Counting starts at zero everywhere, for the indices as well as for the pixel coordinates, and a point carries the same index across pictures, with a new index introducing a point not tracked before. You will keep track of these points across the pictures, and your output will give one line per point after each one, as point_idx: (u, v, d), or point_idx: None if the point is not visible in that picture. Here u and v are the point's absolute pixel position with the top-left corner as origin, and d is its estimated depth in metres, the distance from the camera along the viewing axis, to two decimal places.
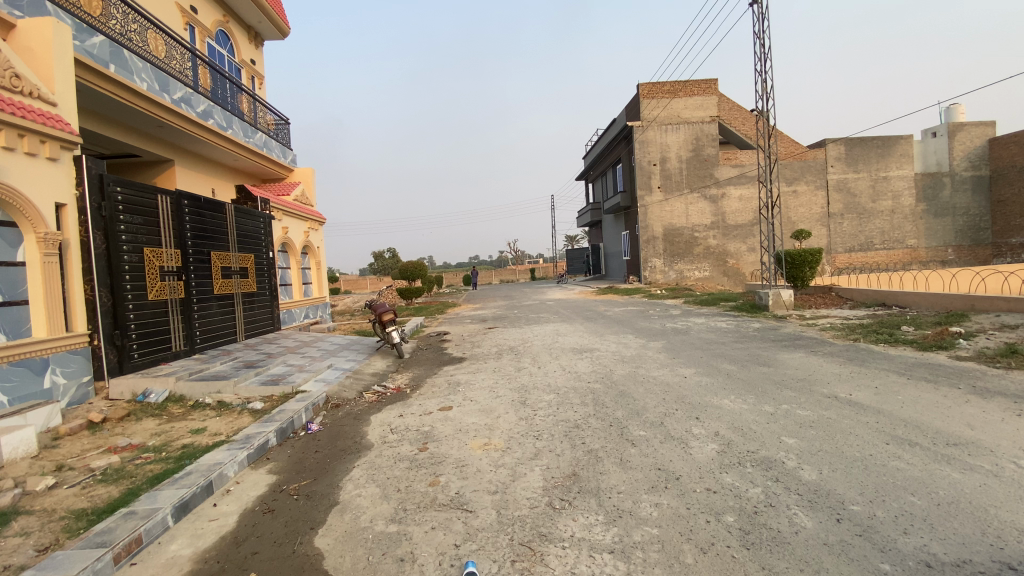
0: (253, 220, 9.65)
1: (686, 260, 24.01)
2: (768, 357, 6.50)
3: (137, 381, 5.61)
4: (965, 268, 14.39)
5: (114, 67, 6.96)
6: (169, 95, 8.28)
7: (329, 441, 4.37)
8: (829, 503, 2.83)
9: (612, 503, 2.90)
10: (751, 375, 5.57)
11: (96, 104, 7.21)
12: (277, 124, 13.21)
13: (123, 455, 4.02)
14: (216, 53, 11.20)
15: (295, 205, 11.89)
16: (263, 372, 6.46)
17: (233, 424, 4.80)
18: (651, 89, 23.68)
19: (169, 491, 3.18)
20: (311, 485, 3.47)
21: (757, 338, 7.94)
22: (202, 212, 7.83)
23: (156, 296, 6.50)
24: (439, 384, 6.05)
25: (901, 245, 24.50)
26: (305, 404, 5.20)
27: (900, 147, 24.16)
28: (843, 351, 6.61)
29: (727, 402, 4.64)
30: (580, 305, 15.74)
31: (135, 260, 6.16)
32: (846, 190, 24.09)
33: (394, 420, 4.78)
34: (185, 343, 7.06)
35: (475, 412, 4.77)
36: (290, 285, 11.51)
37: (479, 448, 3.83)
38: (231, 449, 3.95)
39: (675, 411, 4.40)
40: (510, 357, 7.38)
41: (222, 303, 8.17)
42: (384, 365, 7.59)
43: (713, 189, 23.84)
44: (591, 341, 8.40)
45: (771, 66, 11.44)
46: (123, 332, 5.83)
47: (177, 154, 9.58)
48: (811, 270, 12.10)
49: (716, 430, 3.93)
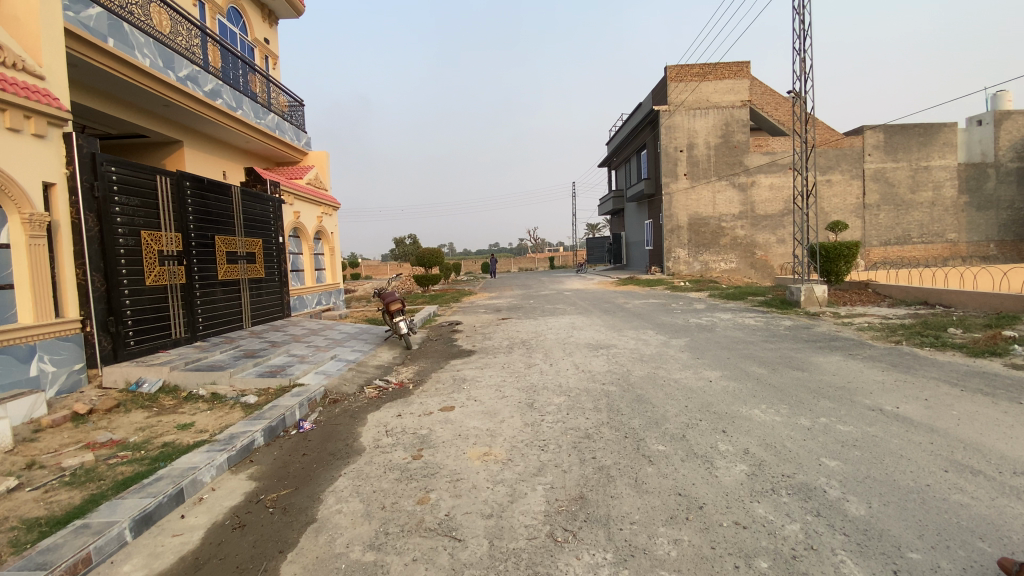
0: (263, 203, 9.43)
1: (711, 251, 23.22)
2: (801, 360, 5.94)
3: (131, 369, 5.39)
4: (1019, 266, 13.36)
5: (112, 41, 6.77)
6: (175, 73, 8.05)
7: (320, 444, 4.04)
8: (883, 549, 2.36)
9: (622, 537, 2.49)
10: (783, 382, 5.05)
11: (97, 80, 7.03)
12: (292, 105, 12.96)
13: (100, 453, 3.77)
14: (228, 31, 10.98)
15: (308, 188, 11.62)
16: (263, 363, 6.21)
17: (221, 419, 4.51)
18: (679, 72, 22.75)
19: (132, 501, 2.91)
20: (290, 496, 3.14)
21: (788, 338, 7.36)
22: (205, 195, 7.58)
23: (154, 281, 6.28)
24: (444, 380, 5.68)
25: (941, 239, 23.20)
26: (300, 399, 4.87)
27: (943, 135, 22.78)
28: (885, 356, 5.99)
29: (757, 413, 4.16)
30: (598, 297, 15.20)
31: (131, 243, 5.93)
32: (884, 180, 22.86)
33: (392, 420, 4.42)
34: (186, 330, 6.85)
35: (478, 414, 4.39)
36: (302, 271, 11.29)
37: (479, 460, 3.44)
38: (210, 450, 3.65)
39: (699, 423, 3.95)
40: (522, 352, 6.98)
41: (227, 289, 7.95)
42: (390, 356, 7.26)
43: (742, 177, 22.89)
44: (608, 336, 7.92)
45: (810, 44, 10.65)
46: (118, 319, 5.62)
47: (185, 135, 9.37)
48: (847, 265, 11.31)
49: (745, 448, 3.48)
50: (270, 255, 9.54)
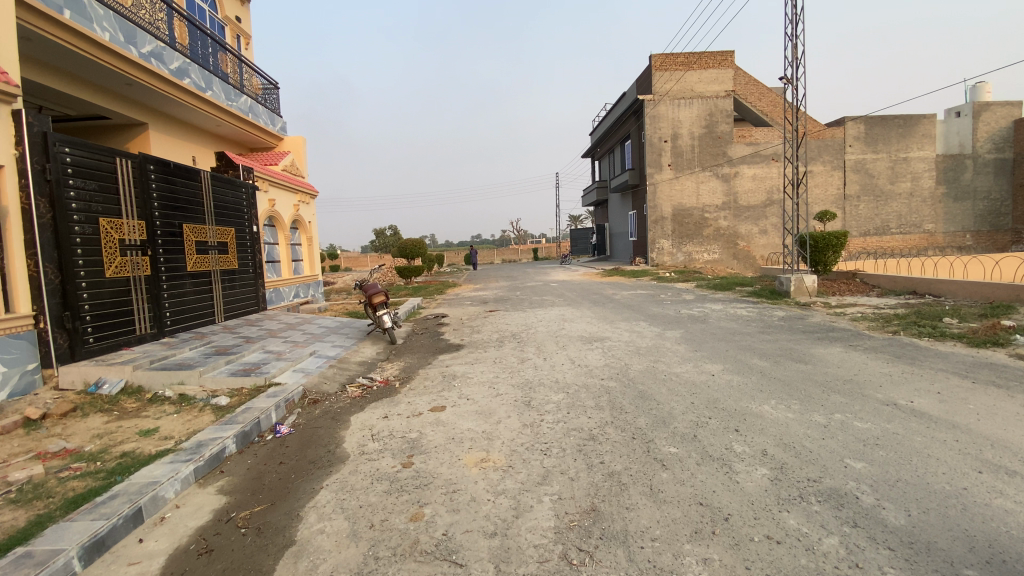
0: (235, 190, 8.90)
1: (695, 242, 23.21)
2: (802, 352, 5.75)
3: (91, 369, 4.92)
4: (1010, 257, 13.39)
5: (69, 12, 6.17)
6: (137, 49, 7.46)
7: (299, 450, 3.68)
8: (936, 565, 2.12)
9: (645, 557, 2.21)
10: (789, 376, 4.83)
11: (52, 55, 6.44)
12: (265, 88, 12.35)
13: (51, 464, 3.35)
14: (195, 7, 10.33)
15: (284, 176, 11.09)
16: (237, 360, 5.78)
17: (190, 424, 4.11)
18: (664, 61, 22.52)
19: (82, 524, 2.52)
20: (265, 514, 2.78)
21: (784, 329, 7.17)
22: (172, 179, 7.06)
23: (115, 272, 5.77)
24: (432, 377, 5.35)
25: (918, 230, 23.54)
26: (277, 400, 4.48)
27: (923, 127, 23.04)
28: (887, 347, 5.84)
29: (768, 410, 3.92)
30: (584, 288, 14.92)
31: (89, 232, 5.42)
32: (864, 171, 23.07)
33: (378, 422, 4.08)
34: (151, 326, 6.37)
35: (472, 415, 4.07)
36: (278, 262, 10.78)
37: (476, 467, 3.13)
38: (175, 461, 3.25)
39: (709, 421, 3.69)
40: (513, 346, 6.67)
41: (197, 281, 7.45)
42: (374, 352, 6.89)
43: (726, 168, 22.86)
44: (600, 329, 7.65)
45: (803, 30, 10.43)
46: (75, 314, 5.13)
47: (150, 117, 8.78)
48: (835, 255, 11.23)
49: (763, 448, 3.24)
50: (243, 246, 9.04)
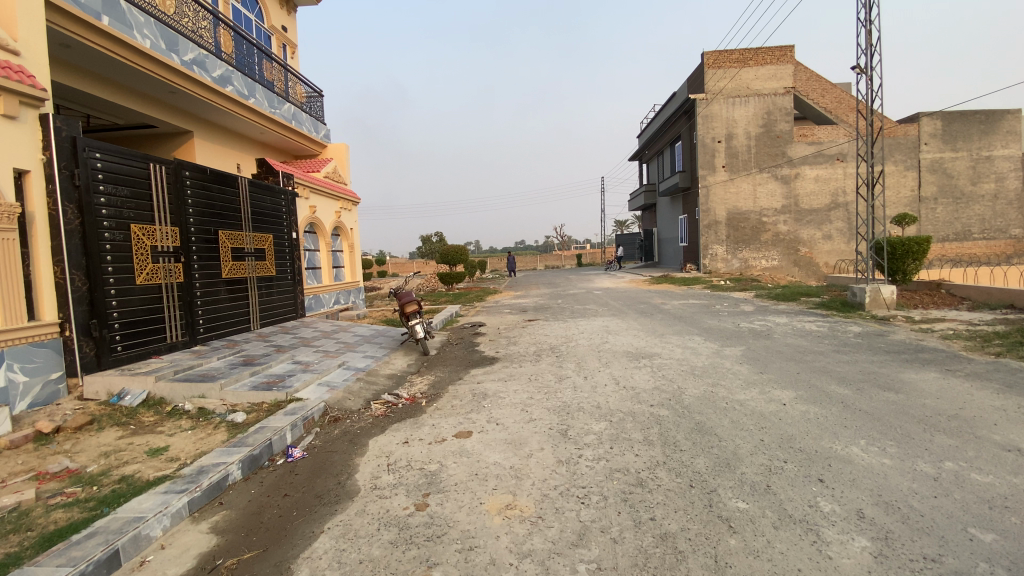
0: (274, 196, 8.86)
1: (751, 248, 21.91)
2: (888, 378, 4.91)
3: (114, 379, 4.79)
4: None
5: (107, 19, 6.23)
6: (179, 56, 7.52)
7: (307, 479, 3.30)
8: None
9: None
10: (877, 408, 4.06)
11: (94, 63, 6.52)
12: (310, 96, 12.46)
13: (46, 488, 3.14)
14: (242, 17, 10.53)
15: (325, 182, 11.03)
16: (263, 371, 5.55)
17: (200, 443, 3.84)
18: (717, 58, 21.45)
19: (45, 570, 2.23)
20: (252, 565, 2.40)
21: (862, 348, 6.27)
22: (208, 186, 7.02)
23: (146, 279, 5.70)
24: (462, 395, 4.89)
25: (1005, 236, 21.18)
26: (294, 418, 4.16)
27: (1009, 122, 20.85)
28: (994, 374, 4.91)
29: (856, 453, 3.23)
30: (630, 297, 14.18)
31: (119, 238, 5.35)
32: (942, 171, 21.09)
33: (396, 448, 3.66)
34: (184, 333, 6.28)
35: (500, 444, 3.58)
36: (319, 269, 10.70)
37: (498, 516, 2.63)
38: (168, 492, 2.96)
39: (785, 467, 3.06)
40: (551, 361, 6.14)
41: (232, 288, 7.38)
42: (404, 364, 6.53)
43: (786, 169, 21.45)
44: (647, 343, 6.99)
45: (877, 15, 9.39)
46: (102, 322, 5.05)
47: (194, 124, 8.89)
48: (916, 263, 10.15)
49: (858, 508, 2.59)
50: (281, 252, 8.97)
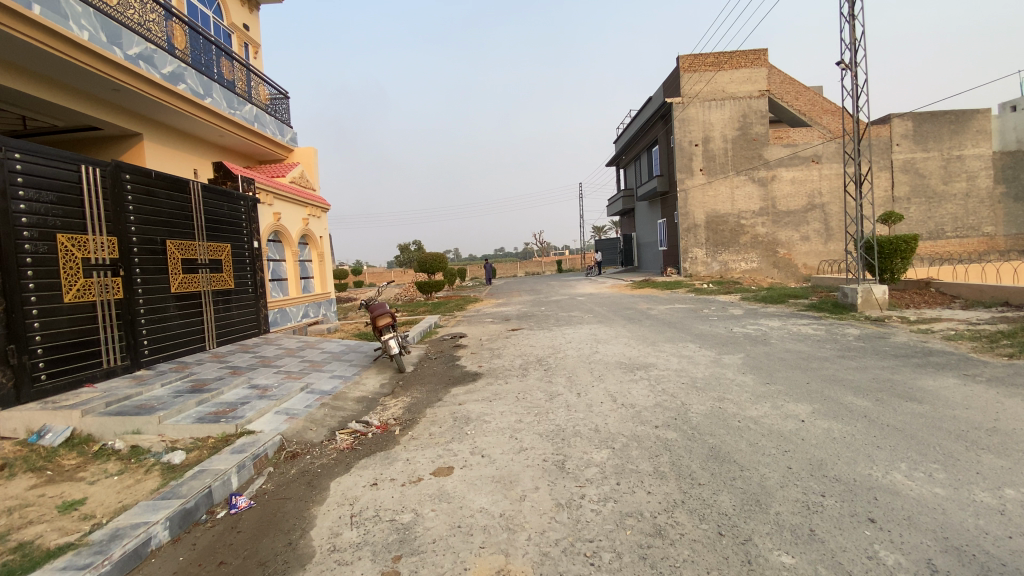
0: (232, 202, 8.16)
1: (731, 250, 21.83)
2: (907, 386, 4.52)
3: (34, 414, 4.09)
4: None
5: (39, 8, 5.52)
6: (124, 51, 6.81)
7: (252, 539, 2.69)
8: None
9: None
10: (906, 423, 3.64)
11: (25, 57, 5.79)
12: (274, 97, 11.78)
13: None
14: (198, 13, 9.82)
15: (291, 188, 10.35)
16: (212, 399, 4.87)
17: (129, 492, 3.20)
18: (692, 62, 21.43)
19: None
20: None
21: (867, 352, 5.90)
22: (152, 191, 6.33)
23: (77, 296, 4.99)
24: (441, 420, 4.32)
25: (976, 233, 21.53)
26: (241, 457, 3.54)
27: (977, 122, 21.22)
28: (1016, 378, 4.57)
29: (900, 481, 2.78)
30: (615, 302, 13.78)
31: (43, 250, 4.66)
32: (914, 171, 21.38)
33: (363, 493, 3.07)
34: (125, 356, 5.56)
35: (487, 483, 3.03)
36: (284, 280, 9.98)
37: None
38: (66, 569, 2.32)
39: (826, 503, 2.58)
40: (539, 376, 5.61)
41: (182, 304, 6.68)
42: (377, 384, 5.92)
43: (762, 171, 21.47)
44: (640, 353, 6.50)
45: (860, 10, 9.18)
46: (21, 347, 4.34)
47: (143, 126, 8.15)
48: (904, 262, 9.94)
49: (927, 559, 2.11)
50: (241, 263, 8.25)
